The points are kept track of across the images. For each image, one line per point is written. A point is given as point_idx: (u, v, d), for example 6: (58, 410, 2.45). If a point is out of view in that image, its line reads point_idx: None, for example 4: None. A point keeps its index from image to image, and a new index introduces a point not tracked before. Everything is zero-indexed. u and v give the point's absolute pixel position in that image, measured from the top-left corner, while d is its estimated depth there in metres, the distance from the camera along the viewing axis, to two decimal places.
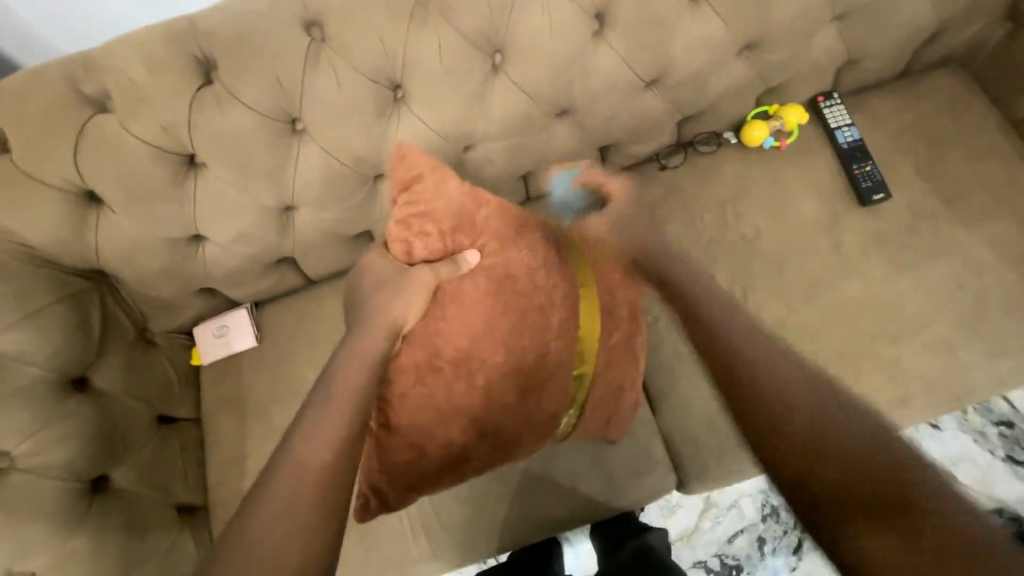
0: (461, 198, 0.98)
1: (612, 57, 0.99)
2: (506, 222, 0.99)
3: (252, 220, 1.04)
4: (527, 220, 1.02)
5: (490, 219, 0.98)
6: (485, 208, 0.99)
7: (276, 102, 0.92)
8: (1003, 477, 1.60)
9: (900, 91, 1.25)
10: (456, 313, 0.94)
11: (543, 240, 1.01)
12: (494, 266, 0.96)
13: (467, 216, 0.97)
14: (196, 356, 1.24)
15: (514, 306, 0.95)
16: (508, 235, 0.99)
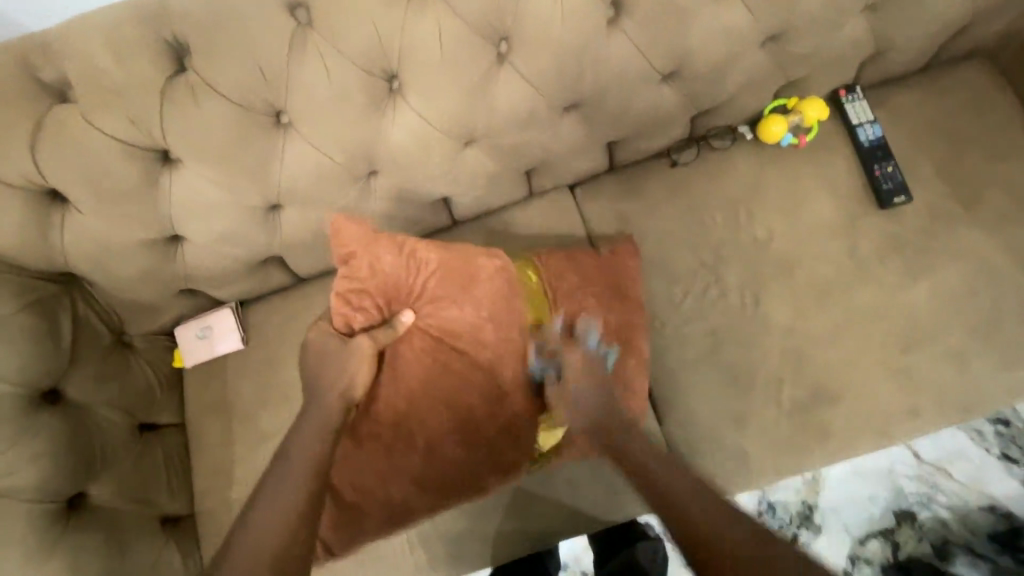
0: (398, 266, 0.99)
1: (627, 48, 0.91)
2: (451, 278, 1.00)
3: (234, 221, 0.96)
4: (475, 271, 1.01)
5: (428, 279, 0.99)
6: (424, 273, 0.99)
7: (259, 93, 0.84)
8: (997, 474, 1.61)
9: (925, 85, 1.18)
10: (403, 372, 0.97)
11: (492, 289, 1.00)
12: (433, 325, 0.99)
13: (406, 281, 0.99)
14: (178, 359, 1.18)
15: (457, 356, 0.98)
16: (453, 294, 0.99)
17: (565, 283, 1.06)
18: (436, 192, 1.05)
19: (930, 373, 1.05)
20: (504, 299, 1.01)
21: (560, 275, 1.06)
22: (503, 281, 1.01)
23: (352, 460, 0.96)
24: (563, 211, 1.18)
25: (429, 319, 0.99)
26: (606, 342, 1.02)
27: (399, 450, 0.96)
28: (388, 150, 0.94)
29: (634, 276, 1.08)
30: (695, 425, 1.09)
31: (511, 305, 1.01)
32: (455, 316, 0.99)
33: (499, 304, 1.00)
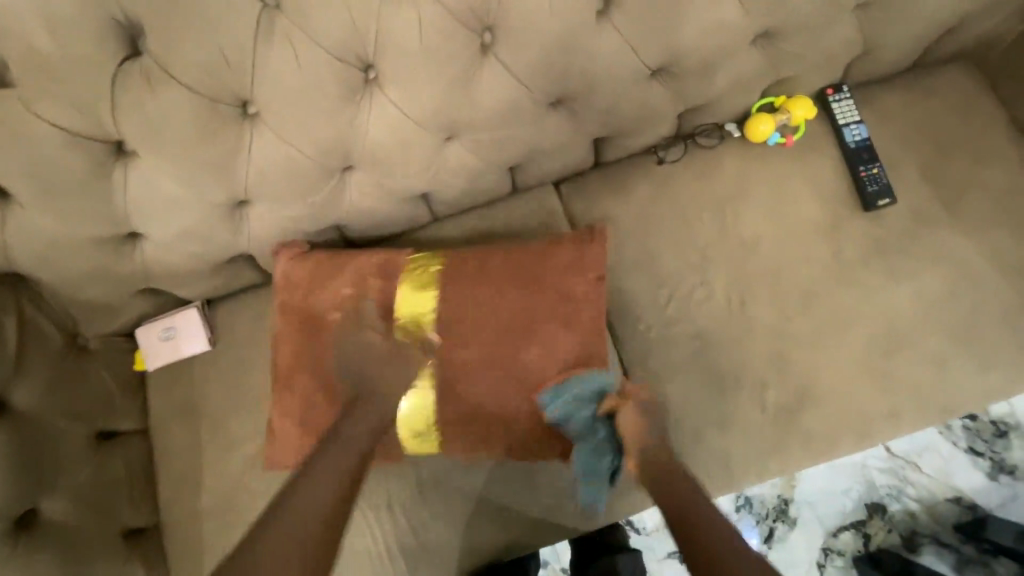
0: (299, 266, 0.99)
1: (616, 42, 0.87)
2: (339, 269, 1.00)
3: (198, 218, 0.90)
4: (369, 257, 1.00)
5: (305, 276, 0.99)
6: (323, 267, 1.00)
7: (222, 82, 0.77)
8: (964, 467, 1.65)
9: (910, 86, 1.17)
10: (300, 379, 0.99)
11: (387, 270, 0.99)
12: (317, 321, 0.99)
13: (300, 281, 0.99)
14: (140, 361, 1.11)
15: (354, 346, 0.97)
16: (348, 280, 0.99)
17: (491, 265, 0.99)
18: (415, 189, 1.00)
19: (908, 375, 1.06)
20: (375, 288, 0.99)
21: (462, 264, 0.99)
22: (383, 270, 0.99)
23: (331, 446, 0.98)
24: (547, 209, 1.14)
25: (312, 316, 0.99)
26: (545, 327, 0.97)
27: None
28: (364, 144, 0.89)
29: (583, 257, 0.99)
30: (678, 427, 1.08)
31: (385, 294, 0.99)
32: (326, 307, 0.99)
33: (369, 293, 0.99)
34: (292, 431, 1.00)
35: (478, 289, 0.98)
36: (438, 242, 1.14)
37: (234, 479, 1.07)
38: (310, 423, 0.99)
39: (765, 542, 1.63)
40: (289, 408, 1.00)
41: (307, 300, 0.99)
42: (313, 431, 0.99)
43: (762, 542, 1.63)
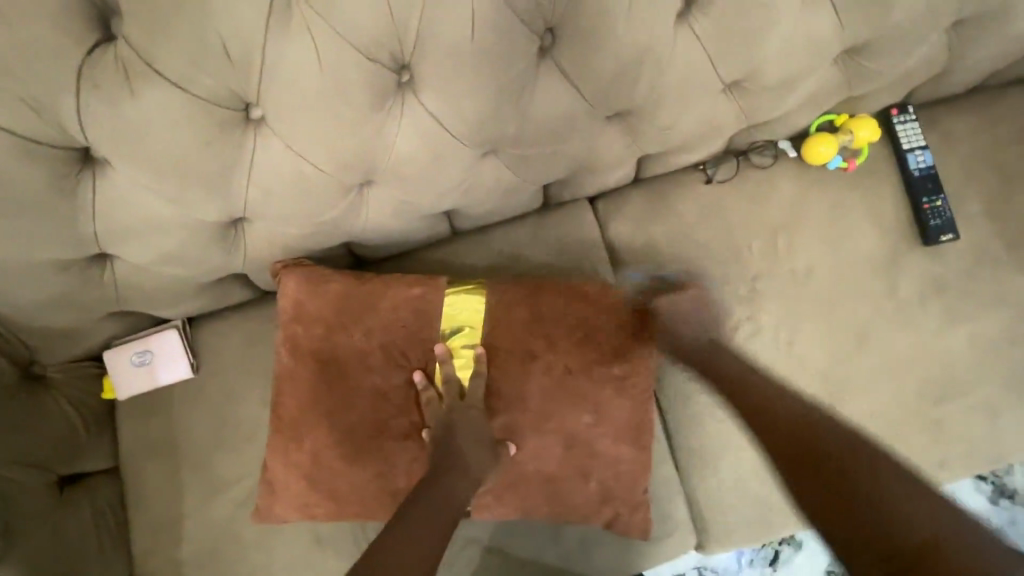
0: (318, 298, 0.86)
1: (692, 52, 0.75)
2: (362, 300, 0.87)
3: (184, 239, 0.75)
4: (400, 284, 0.88)
5: (323, 310, 0.86)
6: (345, 296, 0.86)
7: (221, 80, 0.61)
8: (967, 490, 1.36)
9: (977, 109, 1.08)
10: (308, 429, 0.85)
11: (418, 299, 0.87)
12: (334, 364, 0.85)
13: (317, 316, 0.86)
14: (109, 390, 0.96)
15: (376, 394, 0.86)
16: (376, 312, 0.86)
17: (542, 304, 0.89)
18: (442, 207, 0.86)
19: (958, 424, 1.00)
20: (404, 328, 0.87)
21: (511, 307, 0.88)
22: (416, 307, 0.87)
23: (347, 496, 0.86)
24: (582, 228, 1.02)
25: (329, 356, 0.86)
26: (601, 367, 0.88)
27: (352, 498, 0.87)
28: (391, 158, 0.74)
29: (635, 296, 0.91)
30: (717, 475, 1.00)
31: (416, 335, 0.87)
32: (347, 348, 0.86)
33: (395, 335, 0.86)
34: (295, 485, 0.87)
35: (526, 337, 0.87)
36: (457, 261, 1.00)
37: (221, 527, 0.95)
38: (318, 479, 0.86)
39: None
40: (293, 461, 0.86)
41: (324, 338, 0.86)
42: (320, 486, 0.87)
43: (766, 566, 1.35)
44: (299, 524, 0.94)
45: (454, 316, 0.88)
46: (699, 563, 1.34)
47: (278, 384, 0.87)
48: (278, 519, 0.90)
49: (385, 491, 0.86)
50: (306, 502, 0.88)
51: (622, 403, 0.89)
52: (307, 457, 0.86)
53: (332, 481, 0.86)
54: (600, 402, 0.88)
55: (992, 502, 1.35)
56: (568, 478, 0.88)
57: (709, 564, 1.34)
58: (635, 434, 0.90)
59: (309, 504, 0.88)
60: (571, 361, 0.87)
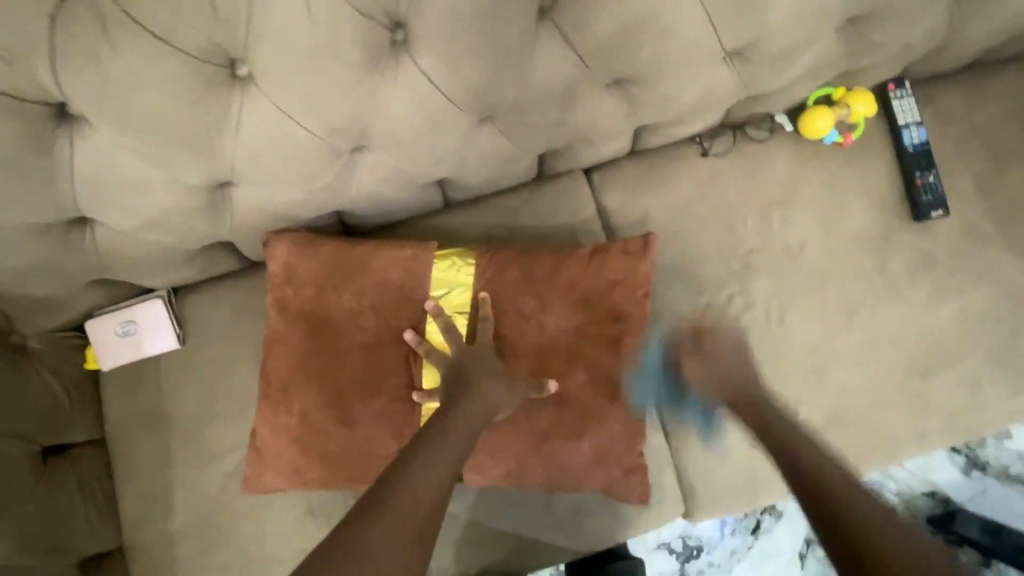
0: (308, 260, 0.84)
1: (696, 17, 0.73)
2: (351, 262, 0.85)
3: (167, 203, 0.72)
4: (390, 247, 0.86)
5: (312, 272, 0.84)
6: (337, 259, 0.85)
7: (205, 32, 0.58)
8: (942, 462, 1.40)
9: (973, 85, 1.08)
10: (297, 391, 0.84)
11: (408, 261, 0.86)
12: (326, 325, 0.84)
13: (306, 278, 0.84)
14: (93, 360, 0.94)
15: (367, 356, 0.84)
16: (366, 275, 0.85)
17: (533, 268, 0.87)
18: (436, 175, 0.84)
19: (942, 398, 1.03)
20: (396, 289, 0.86)
21: (500, 270, 0.87)
22: (408, 269, 0.86)
23: (338, 460, 0.84)
24: (577, 200, 1.01)
25: (320, 317, 0.84)
26: (592, 331, 0.87)
27: (343, 462, 0.84)
28: (382, 122, 0.71)
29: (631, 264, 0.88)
30: (706, 445, 1.02)
31: (407, 297, 0.86)
32: (337, 310, 0.84)
33: (387, 297, 0.85)
34: (285, 450, 0.85)
35: (517, 299, 0.87)
36: (452, 231, 0.99)
37: (212, 498, 0.94)
38: (308, 442, 0.84)
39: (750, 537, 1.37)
40: (282, 424, 0.84)
41: (315, 300, 0.85)
42: (311, 450, 0.84)
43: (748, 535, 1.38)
44: (292, 493, 0.94)
45: (449, 277, 0.87)
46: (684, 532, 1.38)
47: (268, 347, 0.86)
48: (266, 488, 0.88)
49: (374, 454, 0.84)
50: (296, 468, 0.85)
51: (613, 364, 0.87)
52: (296, 420, 0.84)
53: (322, 444, 0.84)
54: (590, 361, 0.87)
55: (964, 474, 1.39)
56: (562, 439, 0.87)
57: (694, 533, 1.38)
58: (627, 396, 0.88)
59: (299, 470, 0.85)
60: (559, 322, 0.86)
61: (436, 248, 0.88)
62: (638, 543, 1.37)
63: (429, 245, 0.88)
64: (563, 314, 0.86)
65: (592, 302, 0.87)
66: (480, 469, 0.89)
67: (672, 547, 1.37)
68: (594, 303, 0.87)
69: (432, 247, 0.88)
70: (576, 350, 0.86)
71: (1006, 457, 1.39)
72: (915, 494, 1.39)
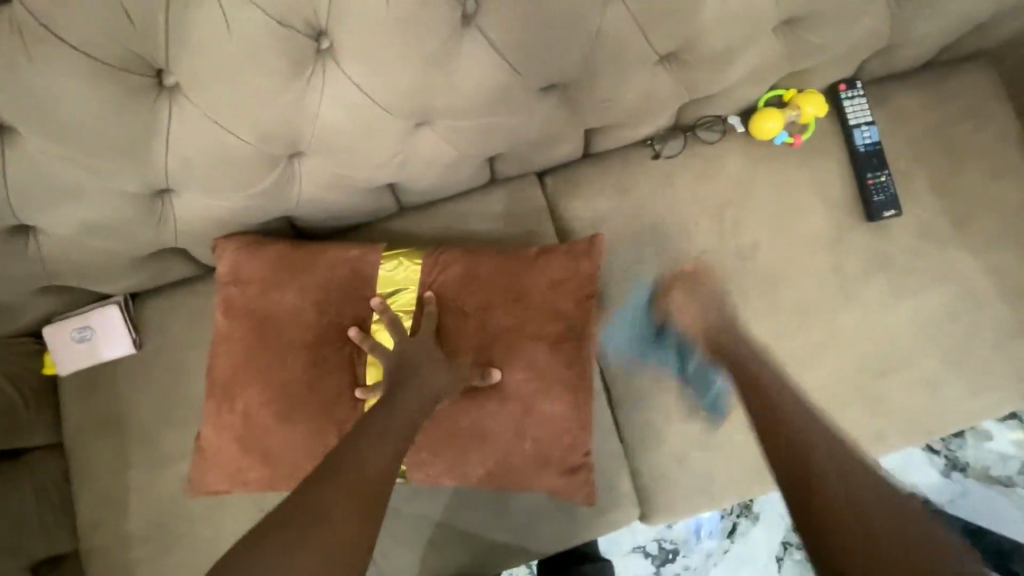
0: (254, 261, 0.86)
1: (624, 21, 0.74)
2: (296, 262, 0.86)
3: (106, 209, 0.74)
4: (336, 248, 0.88)
5: (257, 272, 0.86)
6: (282, 258, 0.86)
7: (125, 42, 0.60)
8: (921, 462, 1.37)
9: (926, 85, 1.08)
10: (240, 389, 0.85)
11: (353, 261, 0.88)
12: (269, 324, 0.85)
13: (250, 279, 0.86)
14: (51, 365, 0.96)
15: (309, 355, 0.85)
16: (312, 274, 0.86)
17: (476, 266, 0.89)
18: (379, 180, 0.85)
19: (898, 397, 1.02)
20: (340, 289, 0.87)
21: (445, 268, 0.89)
22: (353, 269, 0.88)
23: (280, 458, 0.85)
24: (528, 204, 1.02)
25: (263, 316, 0.85)
26: (535, 327, 0.87)
27: (285, 461, 0.85)
28: (315, 129, 0.73)
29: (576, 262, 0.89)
30: (661, 447, 1.01)
31: (351, 297, 0.87)
32: (281, 309, 0.85)
33: (332, 295, 0.87)
34: (227, 450, 0.86)
35: (461, 297, 0.88)
36: (403, 234, 1.00)
37: (166, 501, 0.95)
38: (250, 442, 0.85)
39: (727, 537, 1.36)
40: (225, 424, 0.85)
41: (258, 299, 0.86)
42: (252, 450, 0.85)
43: (723, 537, 1.35)
44: (245, 497, 0.95)
45: (394, 275, 0.88)
46: (659, 535, 1.37)
47: (214, 346, 0.87)
48: (208, 490, 0.89)
49: (315, 452, 0.85)
50: (236, 468, 0.86)
51: (557, 359, 0.87)
52: (238, 419, 0.85)
53: (263, 444, 0.85)
54: (533, 360, 0.87)
55: (943, 475, 1.37)
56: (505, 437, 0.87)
57: (669, 536, 1.36)
58: (571, 393, 0.88)
59: (240, 471, 0.86)
60: (501, 319, 0.87)
61: (383, 248, 0.89)
62: (613, 545, 1.35)
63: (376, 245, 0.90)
64: (505, 313, 0.87)
65: (535, 298, 0.88)
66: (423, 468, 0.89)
67: (648, 551, 1.36)
68: (537, 302, 0.88)
69: (379, 247, 0.89)
70: (521, 344, 0.87)
71: (985, 457, 1.37)
72: None
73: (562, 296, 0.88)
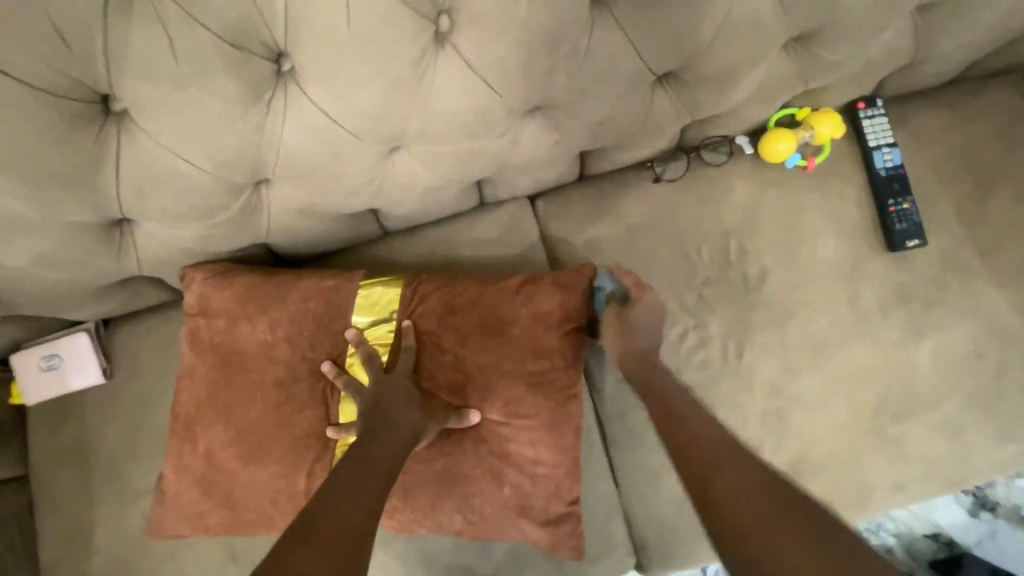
0: (223, 291, 0.81)
1: (614, 37, 0.68)
2: (268, 292, 0.81)
3: (61, 239, 0.70)
4: (311, 277, 0.83)
5: (225, 303, 0.81)
6: (253, 287, 0.81)
7: (64, 65, 0.56)
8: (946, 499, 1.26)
9: (952, 104, 1.00)
10: (204, 428, 0.80)
11: (327, 292, 0.82)
12: (236, 359, 0.80)
13: (219, 310, 0.81)
14: (17, 395, 0.92)
15: (277, 392, 0.80)
16: (284, 306, 0.81)
17: (456, 298, 0.83)
18: (354, 206, 0.80)
19: (919, 443, 0.94)
20: (313, 320, 0.81)
21: (424, 299, 0.83)
22: (327, 300, 0.82)
23: (244, 501, 0.80)
24: (519, 230, 0.96)
25: (231, 349, 0.81)
26: (519, 364, 0.81)
27: (249, 505, 0.80)
28: (279, 154, 0.68)
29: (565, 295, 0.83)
30: (659, 493, 0.94)
31: (324, 329, 0.81)
32: (250, 342, 0.80)
33: (304, 328, 0.81)
34: (188, 491, 0.81)
35: (440, 332, 0.82)
36: (387, 261, 0.94)
37: (131, 540, 0.91)
38: (212, 483, 0.80)
39: None
40: (187, 464, 0.81)
41: (226, 331, 0.81)
42: (215, 492, 0.80)
43: None
44: (213, 539, 0.90)
45: (372, 307, 0.82)
46: None
47: (180, 380, 0.83)
48: (168, 533, 0.84)
49: (281, 495, 0.79)
50: (197, 512, 0.81)
51: (542, 400, 0.81)
52: (201, 459, 0.80)
53: (226, 485, 0.80)
54: (512, 400, 0.81)
55: (971, 515, 1.25)
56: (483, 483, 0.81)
57: None
58: (555, 436, 0.82)
59: (201, 515, 0.81)
60: (483, 355, 0.81)
61: (361, 278, 0.84)
62: None
63: (353, 274, 0.84)
64: (486, 348, 0.81)
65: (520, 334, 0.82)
66: (393, 515, 0.83)
67: None
68: (520, 337, 0.82)
69: (356, 277, 0.84)
70: (503, 383, 0.81)
71: (1016, 496, 1.26)
72: (916, 536, 1.25)
73: (549, 331, 0.82)
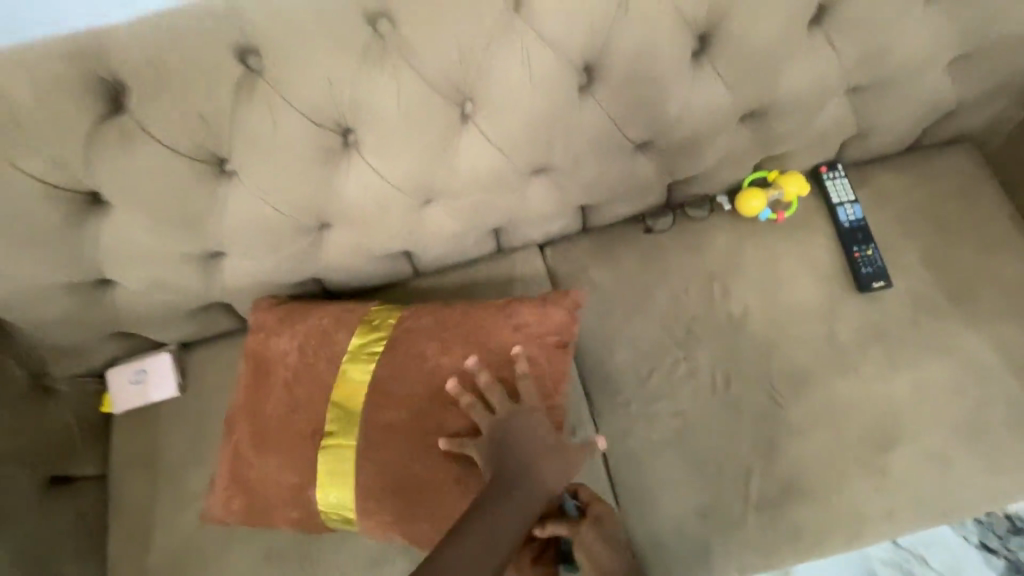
0: (265, 313, 0.99)
1: (599, 116, 0.88)
2: (298, 313, 0.98)
3: (171, 267, 0.90)
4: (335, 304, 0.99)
5: (265, 320, 0.98)
6: (289, 309, 0.99)
7: (197, 138, 0.78)
8: (975, 566, 1.24)
9: (908, 167, 1.15)
10: (238, 424, 0.96)
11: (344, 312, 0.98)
12: (267, 366, 0.96)
13: (259, 326, 0.99)
14: (107, 404, 1.10)
15: (295, 393, 0.94)
16: (306, 323, 0.97)
17: (447, 319, 0.95)
18: (392, 248, 0.99)
19: (908, 474, 0.99)
20: (322, 334, 0.96)
21: (420, 319, 0.96)
22: (341, 318, 0.97)
23: (263, 487, 0.93)
24: (529, 273, 1.12)
25: (264, 358, 0.97)
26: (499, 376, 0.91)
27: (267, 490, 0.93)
28: (340, 203, 0.88)
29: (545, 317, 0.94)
30: (657, 512, 1.01)
31: (335, 342, 0.95)
32: (277, 352, 0.96)
33: (320, 341, 0.95)
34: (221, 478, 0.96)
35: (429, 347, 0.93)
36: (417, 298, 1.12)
37: (184, 538, 1.03)
38: (240, 471, 0.94)
39: None
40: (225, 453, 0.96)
41: (261, 343, 0.98)
42: (239, 478, 0.94)
43: None
44: (254, 539, 1.02)
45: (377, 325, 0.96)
46: None
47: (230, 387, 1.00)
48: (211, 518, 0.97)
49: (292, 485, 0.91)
50: (225, 496, 0.95)
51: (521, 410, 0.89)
52: (233, 451, 0.95)
53: (249, 473, 0.94)
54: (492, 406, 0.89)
55: None
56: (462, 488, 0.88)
57: None
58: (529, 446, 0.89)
59: (227, 501, 0.95)
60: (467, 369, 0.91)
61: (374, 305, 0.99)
62: None
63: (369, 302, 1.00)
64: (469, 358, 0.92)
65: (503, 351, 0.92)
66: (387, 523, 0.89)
67: None
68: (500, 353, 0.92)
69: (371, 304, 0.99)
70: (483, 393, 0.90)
71: None
72: None
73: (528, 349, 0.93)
